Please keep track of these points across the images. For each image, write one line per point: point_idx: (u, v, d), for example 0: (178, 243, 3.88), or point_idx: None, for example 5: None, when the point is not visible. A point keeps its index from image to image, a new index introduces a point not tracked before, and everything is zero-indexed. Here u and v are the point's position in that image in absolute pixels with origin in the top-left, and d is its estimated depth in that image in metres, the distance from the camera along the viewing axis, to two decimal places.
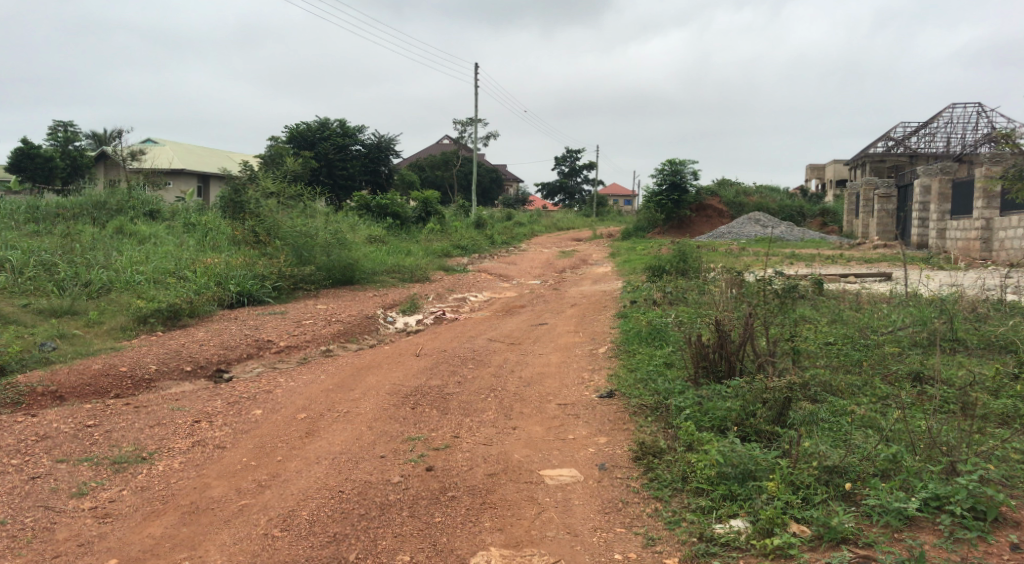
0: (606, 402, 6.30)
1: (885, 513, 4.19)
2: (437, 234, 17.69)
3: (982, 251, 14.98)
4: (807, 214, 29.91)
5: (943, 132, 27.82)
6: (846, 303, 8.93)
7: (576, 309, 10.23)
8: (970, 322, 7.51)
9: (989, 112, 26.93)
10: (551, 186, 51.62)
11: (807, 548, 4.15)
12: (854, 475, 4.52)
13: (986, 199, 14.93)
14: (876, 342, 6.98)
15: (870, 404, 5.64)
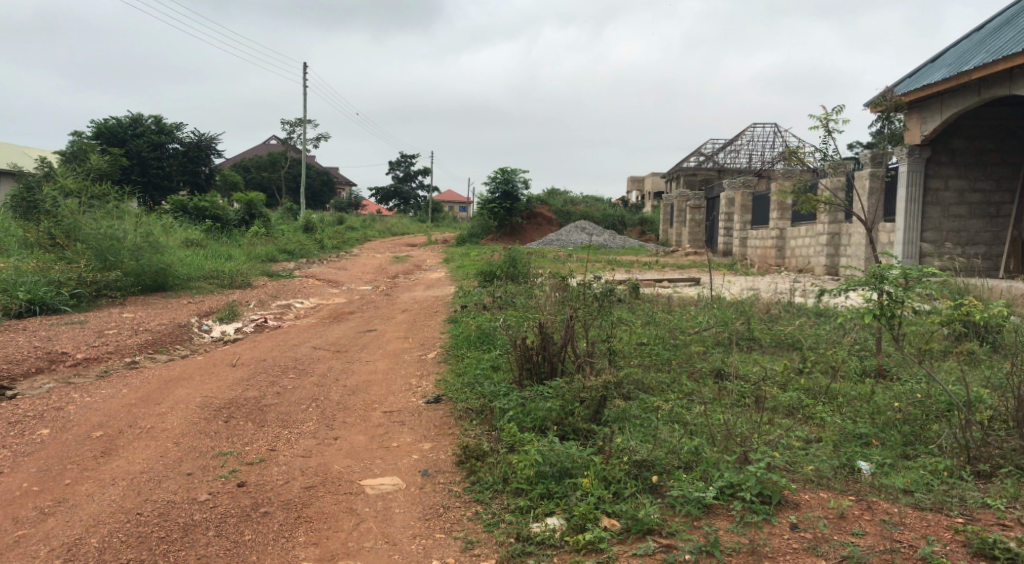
0: (432, 407, 6.32)
1: (686, 503, 4.39)
2: (262, 238, 17.05)
3: (778, 259, 16.35)
4: (629, 223, 31.47)
5: (746, 149, 30.05)
6: (660, 306, 9.48)
7: (405, 315, 10.19)
8: (764, 322, 8.20)
9: (784, 133, 29.37)
10: (383, 190, 51.21)
11: (617, 540, 4.27)
12: (660, 468, 4.75)
13: (780, 211, 16.34)
14: (685, 342, 7.44)
15: (677, 400, 5.98)
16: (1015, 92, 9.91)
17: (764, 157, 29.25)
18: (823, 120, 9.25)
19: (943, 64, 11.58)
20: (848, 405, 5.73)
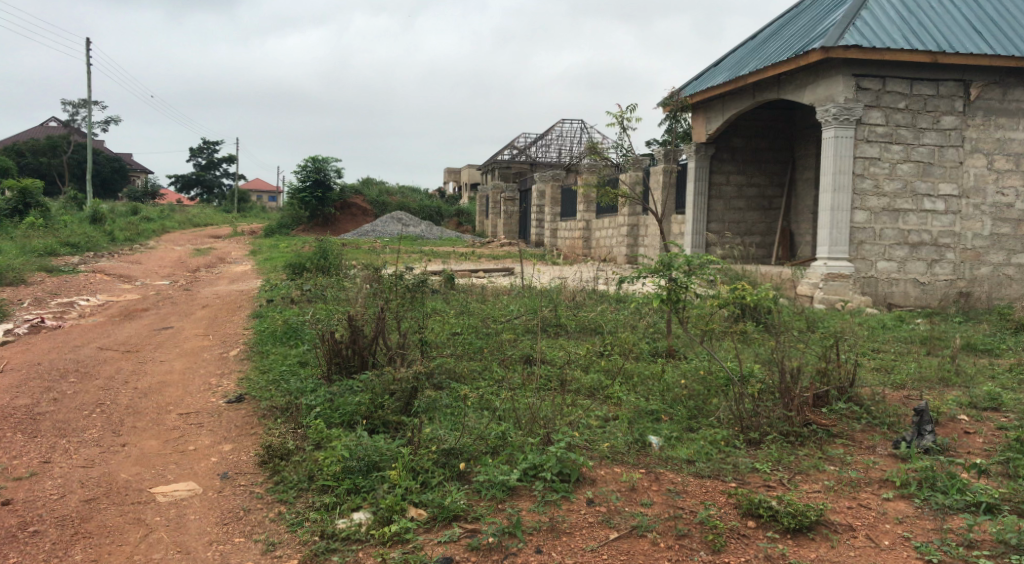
0: (233, 406, 6.02)
1: (492, 487, 4.38)
2: (41, 229, 15.50)
3: (585, 249, 17.11)
4: (444, 215, 31.63)
5: (556, 144, 31.07)
6: (473, 295, 9.59)
7: (206, 311, 9.63)
8: (571, 309, 8.53)
9: (591, 130, 30.66)
10: (184, 179, 48.17)
11: (422, 529, 4.20)
12: (468, 455, 4.75)
13: (586, 204, 17.07)
14: (496, 330, 7.57)
15: (486, 386, 6.05)
16: (783, 96, 10.93)
17: (573, 152, 30.26)
18: (619, 116, 9.76)
19: (724, 68, 12.57)
20: (642, 383, 6.07)
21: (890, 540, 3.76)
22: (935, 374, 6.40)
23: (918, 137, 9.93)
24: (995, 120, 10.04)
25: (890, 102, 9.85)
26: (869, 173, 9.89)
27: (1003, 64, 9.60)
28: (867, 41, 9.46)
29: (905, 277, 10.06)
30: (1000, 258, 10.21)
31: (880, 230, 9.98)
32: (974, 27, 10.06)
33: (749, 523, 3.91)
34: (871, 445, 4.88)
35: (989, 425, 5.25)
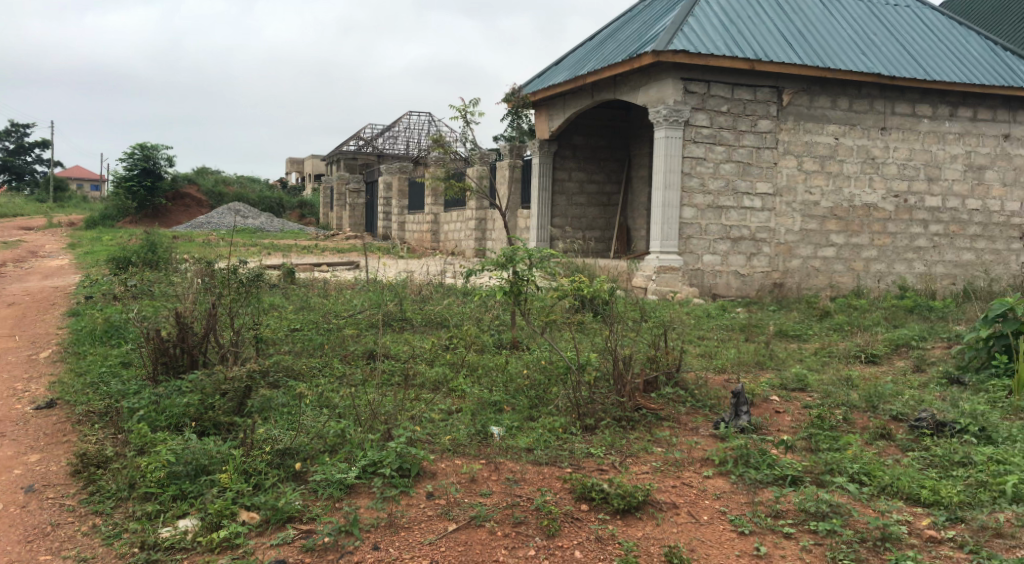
0: (44, 413, 5.59)
1: (329, 486, 4.28)
2: None
3: (434, 242, 17.20)
4: (286, 206, 30.67)
5: (403, 136, 30.84)
6: (315, 290, 9.38)
7: (16, 309, 8.87)
8: (416, 302, 8.53)
9: (438, 122, 30.67)
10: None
11: (254, 533, 4.02)
12: (304, 454, 4.63)
13: (433, 197, 17.11)
14: (338, 326, 7.45)
15: (326, 383, 5.95)
16: (618, 96, 11.39)
17: (420, 143, 30.13)
18: (461, 111, 9.84)
19: (563, 67, 12.94)
20: (486, 375, 6.17)
21: (709, 515, 4.00)
22: (753, 359, 6.90)
23: (739, 139, 10.64)
24: (804, 125, 10.92)
25: (714, 105, 10.48)
26: (696, 171, 10.49)
27: (811, 73, 10.44)
28: (693, 47, 10.02)
29: (727, 269, 10.76)
30: (809, 252, 11.14)
31: (705, 226, 10.62)
32: (786, 38, 10.88)
33: (582, 507, 4.07)
34: (694, 426, 5.20)
35: (796, 404, 5.74)
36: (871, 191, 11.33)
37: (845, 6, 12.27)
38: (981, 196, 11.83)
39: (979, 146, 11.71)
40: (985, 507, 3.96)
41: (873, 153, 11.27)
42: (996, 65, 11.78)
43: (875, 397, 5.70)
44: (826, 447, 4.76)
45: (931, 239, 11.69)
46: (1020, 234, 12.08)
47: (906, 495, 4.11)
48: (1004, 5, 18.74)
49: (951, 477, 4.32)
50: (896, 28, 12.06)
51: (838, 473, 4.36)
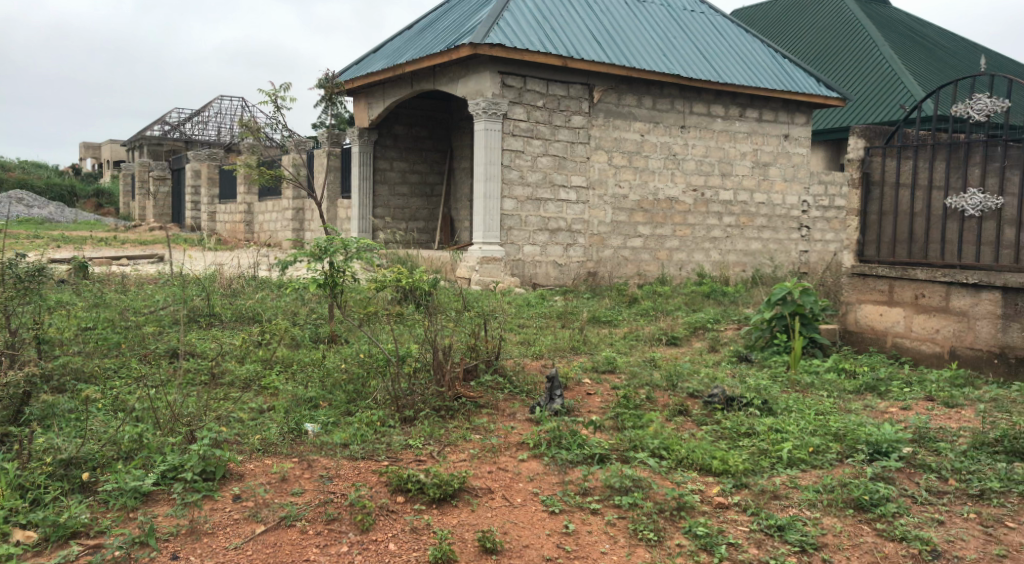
0: None
1: (121, 496, 3.98)
2: None
3: (247, 233, 16.50)
4: (80, 195, 28.28)
5: (214, 122, 29.28)
6: (111, 285, 8.71)
7: None
8: (226, 297, 8.16)
9: (252, 108, 29.38)
10: None
11: (31, 554, 3.62)
12: (94, 463, 4.27)
13: (246, 187, 16.40)
14: (136, 323, 6.96)
15: (123, 385, 5.54)
16: (436, 86, 11.40)
17: (232, 129, 28.77)
18: (272, 96, 9.47)
19: (381, 56, 12.77)
20: (301, 371, 6.00)
21: (522, 498, 4.10)
22: (567, 344, 7.16)
23: (554, 133, 10.96)
24: (613, 121, 11.44)
25: (530, 99, 10.73)
26: (515, 164, 10.69)
27: (618, 71, 10.95)
28: (509, 41, 10.19)
29: (546, 259, 11.07)
30: (619, 242, 11.70)
31: (525, 217, 10.85)
32: (595, 38, 11.33)
33: (398, 499, 4.07)
34: (511, 412, 5.30)
35: (606, 386, 6.02)
36: (673, 185, 12.08)
37: (648, 10, 12.97)
38: (766, 191, 12.93)
39: (764, 145, 12.79)
40: (765, 473, 4.34)
41: (674, 150, 12.01)
42: (778, 71, 12.90)
43: (675, 377, 6.10)
44: (630, 425, 5.02)
45: (725, 229, 12.64)
46: (798, 225, 13.33)
47: (700, 466, 4.43)
48: (787, 16, 20.52)
49: (738, 447, 4.69)
50: (693, 33, 12.90)
51: (640, 449, 4.62)
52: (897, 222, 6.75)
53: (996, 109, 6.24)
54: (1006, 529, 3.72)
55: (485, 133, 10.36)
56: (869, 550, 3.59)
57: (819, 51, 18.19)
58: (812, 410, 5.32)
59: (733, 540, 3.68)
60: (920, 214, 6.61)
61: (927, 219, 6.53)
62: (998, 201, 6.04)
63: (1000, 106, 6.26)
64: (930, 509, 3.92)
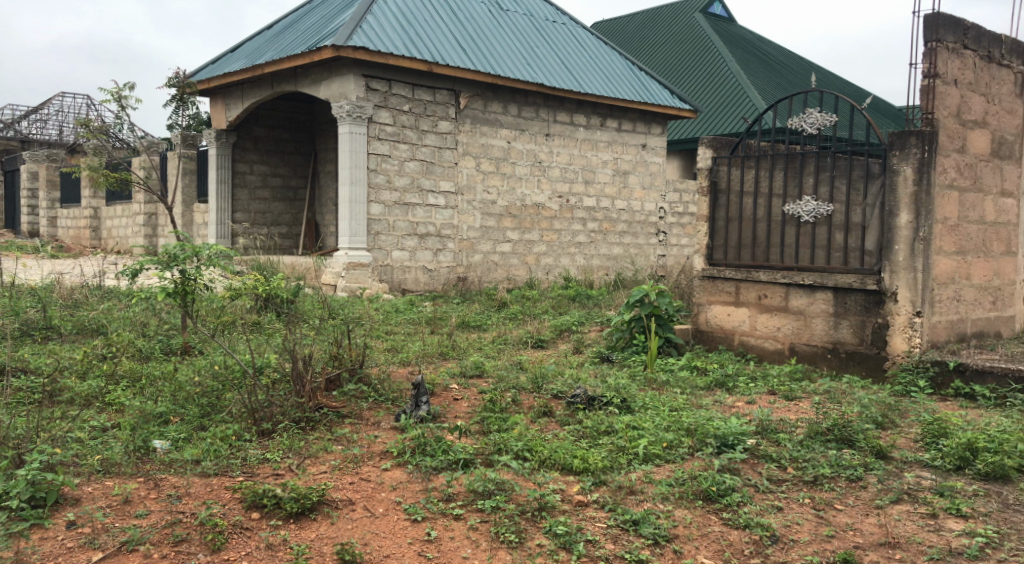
0: None
1: None
2: None
3: (92, 239, 15.53)
4: None
5: (54, 120, 27.37)
6: None
7: None
8: (66, 309, 7.64)
9: (97, 106, 27.67)
10: None
11: None
12: None
13: (92, 190, 15.45)
14: None
15: None
16: (298, 89, 11.14)
17: (73, 127, 26.92)
18: (115, 94, 8.95)
19: (238, 55, 12.33)
20: (150, 386, 5.70)
21: (384, 507, 4.06)
22: (435, 350, 7.15)
23: (420, 138, 10.92)
24: (479, 128, 11.54)
25: (396, 104, 10.64)
26: (381, 168, 10.56)
27: (482, 78, 11.05)
28: (373, 44, 10.08)
29: (416, 264, 11.01)
30: (488, 247, 11.80)
31: (393, 222, 10.75)
32: (460, 44, 11.40)
33: (252, 515, 3.95)
34: (375, 420, 5.23)
35: (472, 390, 6.06)
36: (539, 191, 12.31)
37: (511, 19, 13.16)
38: (626, 198, 13.40)
39: (624, 153, 13.24)
40: (622, 469, 4.50)
41: (539, 157, 12.24)
42: (635, 83, 13.40)
43: (540, 379, 6.22)
44: (495, 429, 5.07)
45: (588, 234, 12.99)
46: (656, 230, 13.89)
47: (561, 466, 4.53)
48: (642, 29, 21.41)
49: (597, 445, 4.84)
50: (555, 43, 13.20)
51: (504, 452, 4.67)
52: (742, 227, 7.14)
53: (826, 123, 6.72)
54: (835, 512, 4.01)
55: (350, 137, 10.19)
56: (716, 539, 3.78)
57: (673, 63, 19.07)
58: (667, 407, 5.56)
59: (591, 537, 3.78)
60: (762, 220, 7.02)
61: (768, 224, 6.94)
62: (829, 208, 6.49)
63: (830, 121, 6.75)
64: (770, 496, 4.18)
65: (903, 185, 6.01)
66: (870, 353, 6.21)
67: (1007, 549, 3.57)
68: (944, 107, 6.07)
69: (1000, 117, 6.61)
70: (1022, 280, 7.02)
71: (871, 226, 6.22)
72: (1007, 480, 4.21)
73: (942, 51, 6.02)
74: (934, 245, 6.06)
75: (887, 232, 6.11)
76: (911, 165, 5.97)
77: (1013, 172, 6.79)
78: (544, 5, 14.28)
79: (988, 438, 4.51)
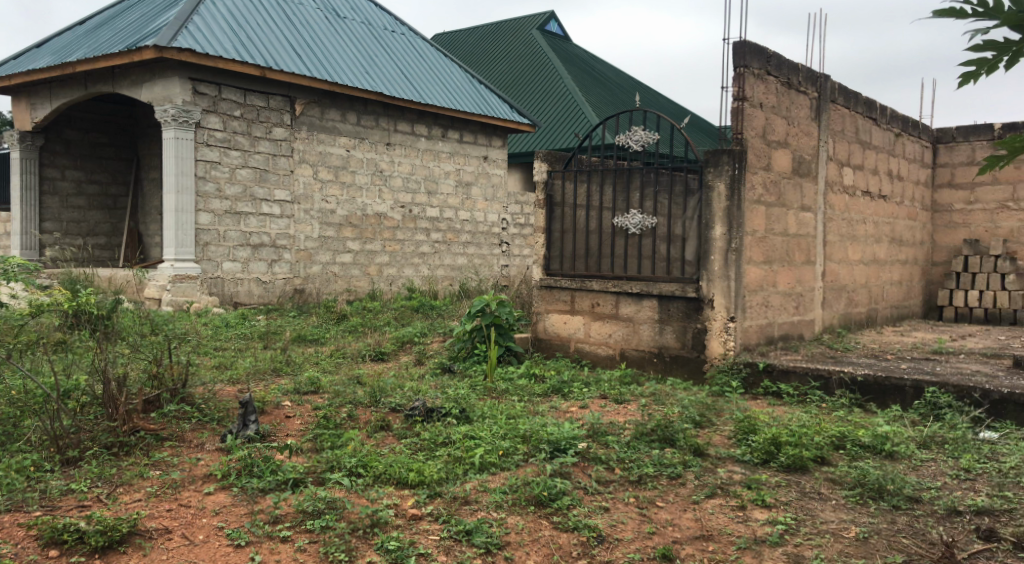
0: None
1: None
2: None
3: None
4: None
5: None
6: None
7: None
8: None
9: None
10: None
11: None
12: None
13: None
14: None
15: None
16: (117, 90, 10.48)
17: None
18: None
19: (46, 52, 11.43)
20: None
21: (204, 534, 3.88)
22: (268, 366, 6.91)
23: (253, 145, 10.54)
24: (316, 135, 11.28)
25: (226, 109, 10.23)
26: (210, 175, 10.11)
27: (319, 86, 10.83)
28: (199, 46, 9.65)
29: (249, 276, 10.60)
30: (328, 258, 11.54)
31: (223, 232, 10.31)
32: (295, 50, 11.12)
33: (51, 553, 3.66)
34: (198, 442, 4.98)
35: (306, 407, 5.89)
36: (379, 201, 12.19)
37: (348, 27, 12.99)
38: (468, 209, 13.52)
39: (466, 165, 13.36)
40: (457, 480, 4.52)
41: (380, 166, 12.13)
42: (474, 95, 13.58)
43: (378, 392, 6.14)
44: (328, 445, 4.96)
45: (432, 245, 12.99)
46: (498, 241, 14.10)
47: (396, 480, 4.50)
48: (480, 44, 21.73)
49: (434, 457, 4.84)
50: (394, 53, 13.14)
51: (336, 470, 4.58)
52: (576, 238, 7.39)
53: (650, 140, 7.09)
54: (656, 509, 4.21)
55: (175, 142, 9.70)
56: (545, 543, 3.87)
57: (511, 78, 19.48)
58: (504, 415, 5.65)
59: (422, 551, 3.77)
60: (594, 231, 7.29)
61: (600, 235, 7.21)
62: (653, 220, 6.84)
63: (653, 138, 7.11)
64: (598, 498, 4.34)
65: (717, 200, 6.44)
66: (691, 356, 6.59)
67: (803, 533, 3.88)
68: (752, 128, 6.56)
69: (800, 138, 7.22)
70: (821, 286, 7.69)
71: (691, 238, 6.64)
72: (806, 470, 4.59)
73: (749, 77, 6.51)
74: (745, 255, 6.52)
75: (704, 243, 6.52)
76: (724, 182, 6.40)
77: (811, 188, 7.44)
78: (382, 14, 14.19)
79: (791, 433, 4.90)
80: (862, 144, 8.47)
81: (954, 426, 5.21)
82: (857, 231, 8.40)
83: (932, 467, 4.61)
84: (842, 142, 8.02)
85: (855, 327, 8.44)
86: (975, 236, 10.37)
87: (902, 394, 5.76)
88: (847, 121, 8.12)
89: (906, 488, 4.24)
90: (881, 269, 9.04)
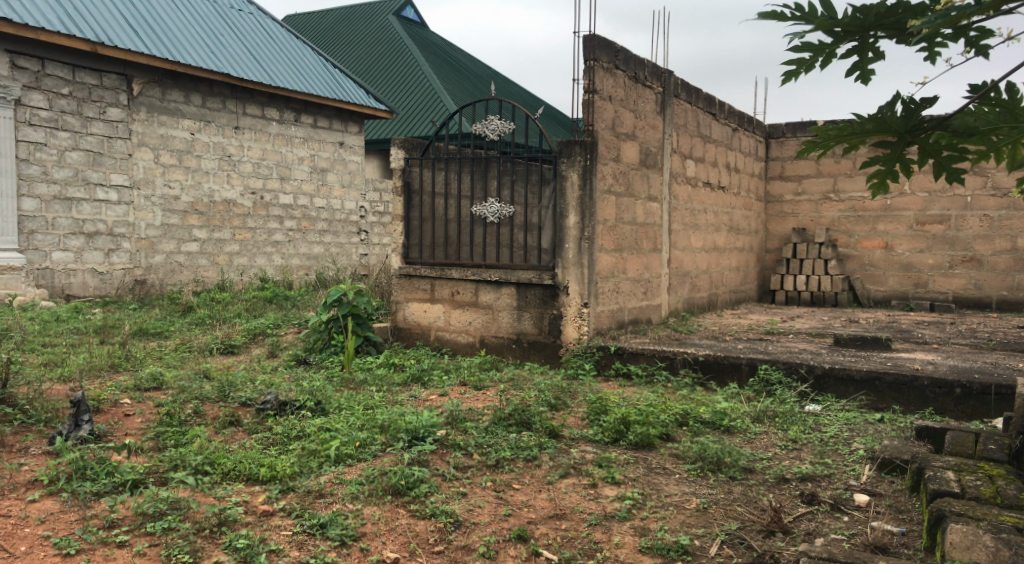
0: None
1: None
2: None
3: None
4: None
5: None
6: None
7: None
8: None
9: None
10: None
11: None
12: None
13: None
14: None
15: None
16: None
17: None
18: None
19: None
20: None
21: (27, 545, 3.61)
22: (105, 362, 6.50)
23: (84, 126, 9.85)
24: (156, 117, 10.65)
25: (52, 86, 9.49)
26: (34, 158, 9.39)
27: (158, 65, 10.24)
28: (17, 16, 8.90)
29: (82, 267, 9.91)
30: (171, 247, 10.94)
31: (51, 219, 9.60)
32: (130, 25, 10.45)
33: None
34: (23, 446, 4.62)
35: (147, 404, 5.59)
36: (228, 187, 11.67)
37: (191, 4, 12.32)
38: (324, 196, 13.22)
39: (320, 151, 13.03)
40: (312, 474, 4.42)
41: (228, 151, 11.61)
42: (328, 79, 13.22)
43: (227, 386, 5.91)
44: (172, 443, 4.74)
45: (286, 233, 12.61)
46: (355, 229, 13.87)
47: (246, 476, 4.35)
48: (334, 28, 21.22)
49: (287, 451, 4.72)
50: (240, 32, 12.59)
51: (180, 468, 4.37)
52: (435, 227, 7.35)
53: (505, 130, 7.14)
54: (512, 491, 4.29)
55: None
56: (402, 532, 3.86)
57: (366, 63, 19.17)
58: (361, 406, 5.57)
59: (273, 547, 3.67)
60: (452, 220, 7.27)
61: (459, 224, 7.21)
62: (510, 209, 6.90)
63: (509, 127, 7.16)
64: (455, 484, 4.35)
65: (570, 189, 6.59)
66: (548, 341, 6.73)
67: (649, 507, 4.06)
68: (602, 120, 6.75)
69: (646, 131, 7.50)
70: (667, 272, 8.04)
71: (546, 227, 6.77)
72: (652, 447, 4.80)
73: (598, 70, 6.69)
74: (597, 243, 6.71)
75: (558, 231, 6.67)
76: (577, 171, 6.56)
77: (657, 179, 7.75)
78: None
79: (639, 412, 5.11)
80: (702, 138, 8.91)
81: (783, 401, 5.59)
82: (699, 221, 8.84)
83: (764, 439, 4.94)
84: (684, 135, 8.40)
85: (697, 310, 8.89)
86: (802, 225, 11.16)
87: (739, 371, 6.12)
88: (689, 116, 8.51)
89: (741, 459, 4.52)
90: (720, 256, 9.57)
